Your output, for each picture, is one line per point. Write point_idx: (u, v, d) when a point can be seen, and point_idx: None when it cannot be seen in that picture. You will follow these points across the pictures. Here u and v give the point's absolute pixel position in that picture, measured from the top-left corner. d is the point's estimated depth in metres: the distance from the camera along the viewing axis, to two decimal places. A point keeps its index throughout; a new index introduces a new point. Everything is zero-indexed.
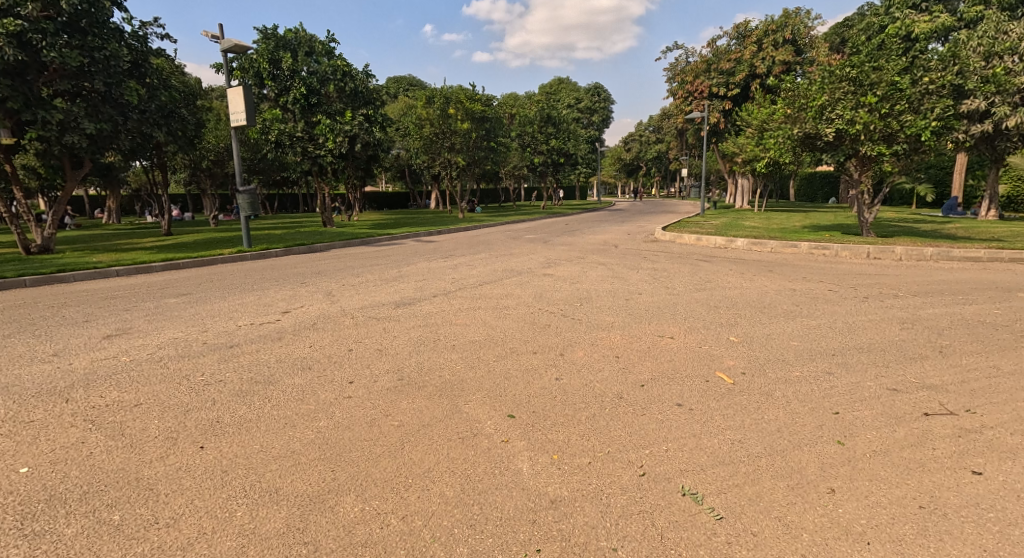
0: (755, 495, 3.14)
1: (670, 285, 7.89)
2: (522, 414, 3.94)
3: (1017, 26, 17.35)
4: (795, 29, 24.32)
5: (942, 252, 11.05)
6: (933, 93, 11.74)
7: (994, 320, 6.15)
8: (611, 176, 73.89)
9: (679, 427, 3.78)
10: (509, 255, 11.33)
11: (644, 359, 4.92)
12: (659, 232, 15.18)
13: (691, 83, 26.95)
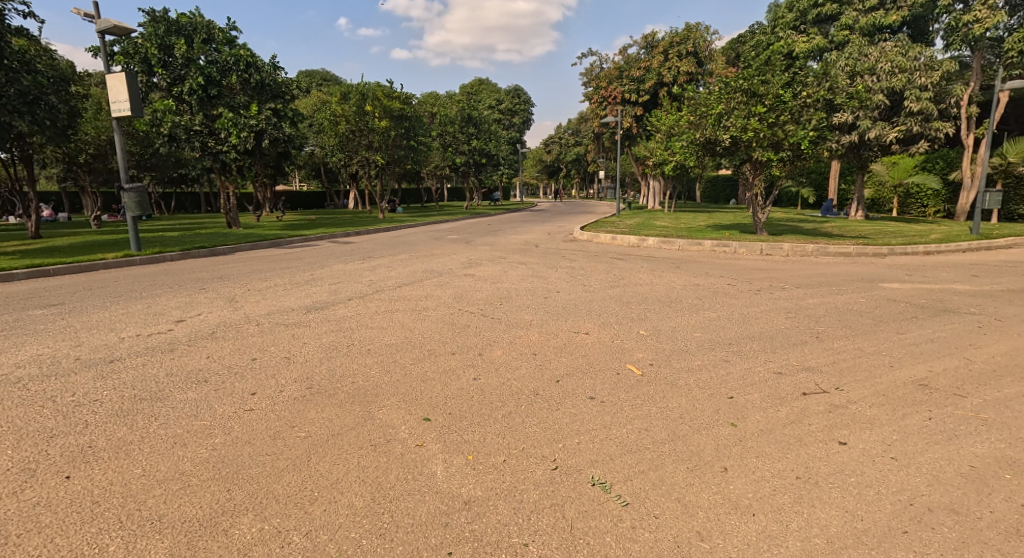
0: (658, 480, 3.33)
1: (586, 283, 8.16)
2: (437, 416, 3.95)
3: (874, 50, 19.56)
4: (695, 42, 25.36)
5: (820, 248, 12.12)
6: (810, 106, 12.85)
7: (861, 307, 6.87)
8: (532, 178, 74.75)
9: (588, 420, 3.94)
10: (430, 255, 11.24)
11: (559, 355, 5.07)
12: (577, 231, 15.61)
13: (606, 88, 27.83)
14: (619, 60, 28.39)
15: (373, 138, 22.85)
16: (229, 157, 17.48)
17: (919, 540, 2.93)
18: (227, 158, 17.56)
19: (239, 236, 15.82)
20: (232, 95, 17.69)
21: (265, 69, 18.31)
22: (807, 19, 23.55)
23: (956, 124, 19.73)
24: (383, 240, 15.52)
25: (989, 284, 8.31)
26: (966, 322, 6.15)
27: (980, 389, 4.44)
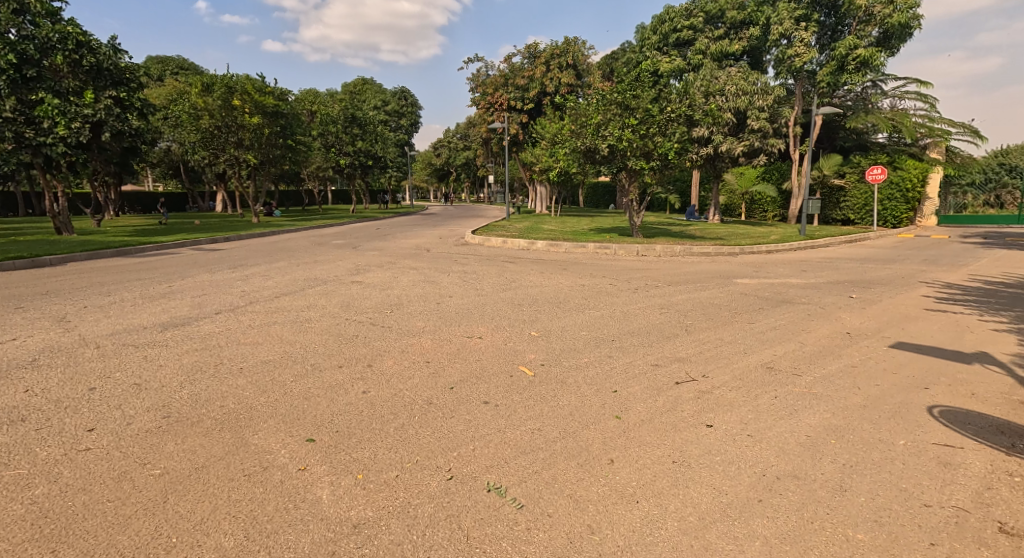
0: (551, 478, 3.39)
1: (478, 287, 8.53)
2: (322, 436, 3.79)
3: (722, 74, 22.05)
4: (574, 55, 27.10)
5: (686, 249, 13.46)
6: (674, 120, 14.22)
7: (721, 302, 7.80)
8: (422, 181, 74.53)
9: (485, 424, 3.99)
10: (313, 263, 11.04)
11: (452, 362, 5.17)
12: (468, 236, 16.02)
13: (492, 95, 28.42)
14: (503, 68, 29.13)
15: (243, 134, 21.91)
16: (54, 150, 15.69)
17: (772, 506, 3.17)
18: (54, 151, 15.79)
19: (84, 243, 14.45)
20: (58, 79, 16.18)
21: (102, 52, 16.88)
22: (668, 42, 25.82)
23: (783, 142, 22.97)
24: (260, 246, 14.88)
25: (817, 278, 9.81)
26: (799, 312, 7.23)
27: (808, 366, 5.14)
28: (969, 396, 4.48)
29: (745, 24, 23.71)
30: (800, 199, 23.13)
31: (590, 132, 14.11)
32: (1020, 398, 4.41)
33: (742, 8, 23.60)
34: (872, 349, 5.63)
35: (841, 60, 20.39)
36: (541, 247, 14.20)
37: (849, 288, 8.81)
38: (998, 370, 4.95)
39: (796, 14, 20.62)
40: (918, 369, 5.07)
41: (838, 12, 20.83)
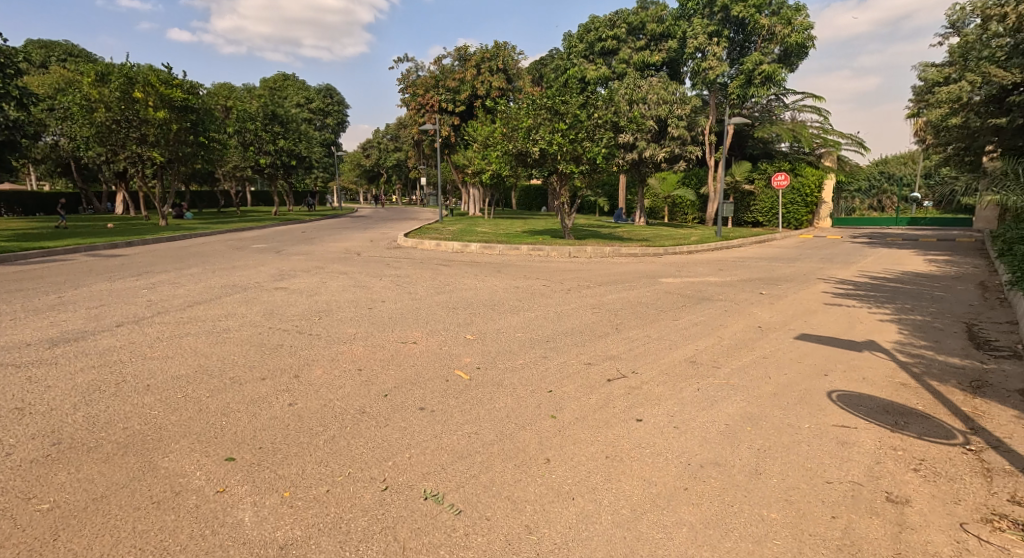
0: (490, 482, 3.29)
1: (413, 291, 8.58)
2: (243, 455, 3.51)
3: (645, 83, 22.99)
4: (505, 59, 27.41)
5: (615, 250, 13.95)
6: (601, 126, 14.70)
7: (649, 301, 8.17)
8: (351, 182, 72.86)
9: (422, 431, 3.84)
10: (234, 269, 10.60)
11: (386, 368, 5.01)
12: (402, 239, 15.91)
13: (422, 96, 28.00)
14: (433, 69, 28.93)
15: (146, 129, 20.56)
16: None
17: (695, 493, 3.22)
18: None
19: None
20: None
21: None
22: (594, 50, 26.68)
23: (700, 149, 24.15)
24: (169, 251, 14.07)
25: (732, 277, 10.45)
26: (718, 309, 7.68)
27: (726, 359, 5.41)
28: (861, 381, 4.87)
29: (663, 38, 25.01)
30: (715, 203, 24.45)
31: (521, 135, 14.26)
32: (902, 380, 4.87)
33: (661, 21, 24.87)
34: (781, 342, 6.07)
35: (749, 74, 21.77)
36: (475, 249, 14.32)
37: (760, 286, 9.46)
38: (883, 356, 5.52)
39: (709, 30, 21.90)
40: (827, 360, 5.47)
41: (746, 30, 22.20)
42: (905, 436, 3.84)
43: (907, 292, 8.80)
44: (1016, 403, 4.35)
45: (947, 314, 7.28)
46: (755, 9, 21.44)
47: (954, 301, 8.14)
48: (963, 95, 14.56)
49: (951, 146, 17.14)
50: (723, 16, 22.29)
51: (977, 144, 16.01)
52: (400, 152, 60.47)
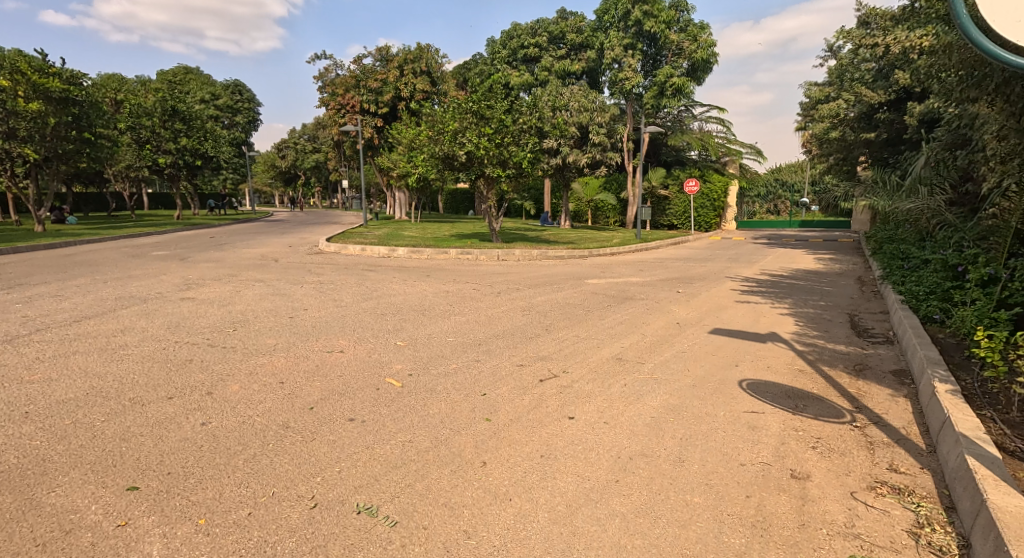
0: (424, 491, 3.33)
1: (338, 297, 8.55)
2: (148, 483, 3.35)
3: (566, 90, 23.69)
4: (428, 62, 27.35)
5: (543, 253, 14.35)
6: (525, 132, 15.12)
7: (575, 301, 8.55)
8: (265, 183, 69.93)
9: (352, 443, 3.85)
10: (139, 279, 10.04)
11: (311, 381, 4.96)
12: (323, 245, 15.61)
13: (342, 95, 27.54)
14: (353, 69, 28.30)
15: (16, 123, 18.86)
16: None
17: (625, 484, 3.41)
18: None
19: None
20: None
21: None
22: (517, 57, 27.25)
23: (619, 156, 25.25)
24: (53, 261, 12.96)
25: (652, 276, 11.05)
26: (638, 307, 8.14)
27: (649, 355, 5.79)
28: (766, 369, 5.36)
29: (582, 47, 25.95)
30: (635, 207, 25.51)
31: (447, 139, 14.28)
32: (799, 366, 5.42)
33: (580, 31, 25.79)
34: (696, 336, 6.57)
35: (661, 86, 23.04)
36: (403, 254, 14.28)
37: (674, 284, 10.09)
38: (782, 345, 6.12)
39: (624, 43, 22.87)
40: (736, 351, 5.98)
41: (658, 44, 23.28)
42: (804, 418, 4.25)
43: (802, 287, 9.70)
44: (890, 383, 4.95)
45: (833, 306, 8.11)
46: (665, 25, 22.71)
47: (839, 294, 9.07)
48: (841, 112, 16.49)
49: (832, 155, 18.87)
50: (637, 30, 23.05)
51: (851, 154, 18.00)
52: (319, 153, 58.77)
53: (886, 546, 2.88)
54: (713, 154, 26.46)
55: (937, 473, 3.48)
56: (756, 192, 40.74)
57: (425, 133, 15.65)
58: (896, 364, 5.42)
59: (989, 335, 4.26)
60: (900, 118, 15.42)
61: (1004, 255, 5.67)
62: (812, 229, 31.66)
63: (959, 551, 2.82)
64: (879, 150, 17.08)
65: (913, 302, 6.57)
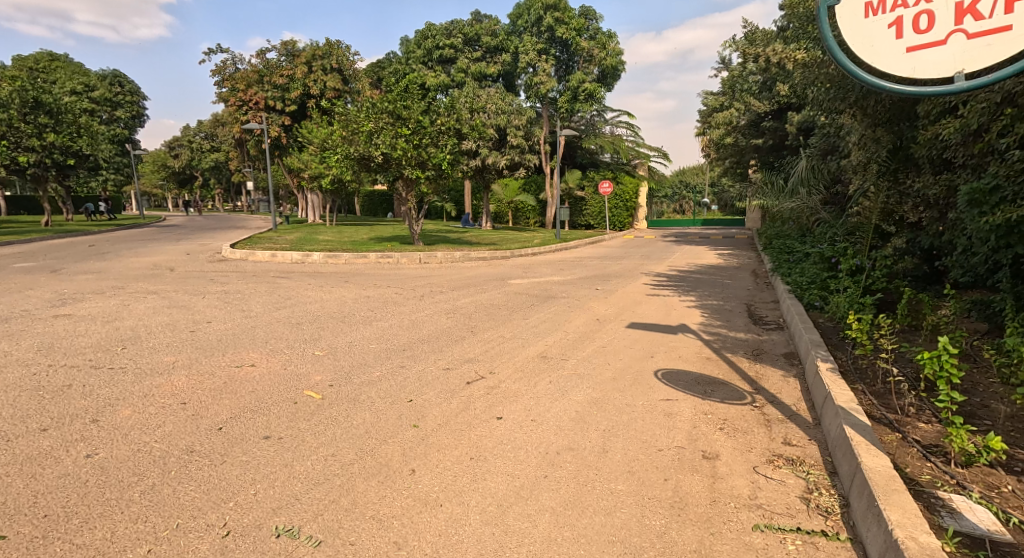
0: (350, 505, 3.11)
1: (246, 307, 8.18)
2: (18, 530, 2.85)
3: (483, 94, 24.13)
4: (338, 59, 26.81)
5: (465, 255, 14.45)
6: (444, 133, 15.08)
7: (498, 303, 8.68)
8: (154, 184, 64.86)
9: (268, 463, 3.53)
10: (9, 295, 9.01)
11: (218, 399, 4.51)
12: (227, 250, 14.83)
13: (243, 91, 25.75)
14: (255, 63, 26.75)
15: None
16: None
17: (556, 479, 3.39)
18: None
19: None
20: None
21: None
22: (432, 58, 26.83)
23: (537, 158, 25.71)
24: None
25: (571, 276, 11.40)
26: (560, 306, 8.39)
27: (572, 351, 6.03)
28: (678, 359, 5.72)
29: (498, 51, 26.34)
30: (553, 208, 26.24)
31: (362, 139, 14.04)
32: (707, 355, 5.83)
33: (494, 35, 26.16)
34: (615, 331, 6.88)
35: (574, 91, 23.76)
36: (318, 259, 13.86)
37: (593, 282, 10.49)
38: (691, 336, 6.57)
39: (538, 48, 23.44)
40: (653, 344, 6.32)
41: (570, 50, 24.03)
42: (712, 403, 4.59)
43: (706, 281, 10.39)
44: (782, 364, 5.49)
45: (733, 298, 8.77)
46: (576, 32, 23.50)
47: (738, 286, 9.82)
48: (733, 120, 17.98)
49: (727, 159, 20.05)
50: (550, 36, 23.86)
51: (743, 159, 19.33)
52: (219, 153, 55.46)
53: (783, 512, 3.10)
54: (625, 157, 27.64)
55: (824, 446, 3.84)
56: (663, 193, 42.96)
57: (338, 132, 15.24)
58: (787, 348, 5.97)
59: (861, 319, 4.81)
60: (783, 127, 17.02)
61: (866, 247, 6.46)
62: (713, 227, 33.92)
63: (841, 510, 3.10)
64: (766, 155, 18.63)
65: (799, 291, 7.25)
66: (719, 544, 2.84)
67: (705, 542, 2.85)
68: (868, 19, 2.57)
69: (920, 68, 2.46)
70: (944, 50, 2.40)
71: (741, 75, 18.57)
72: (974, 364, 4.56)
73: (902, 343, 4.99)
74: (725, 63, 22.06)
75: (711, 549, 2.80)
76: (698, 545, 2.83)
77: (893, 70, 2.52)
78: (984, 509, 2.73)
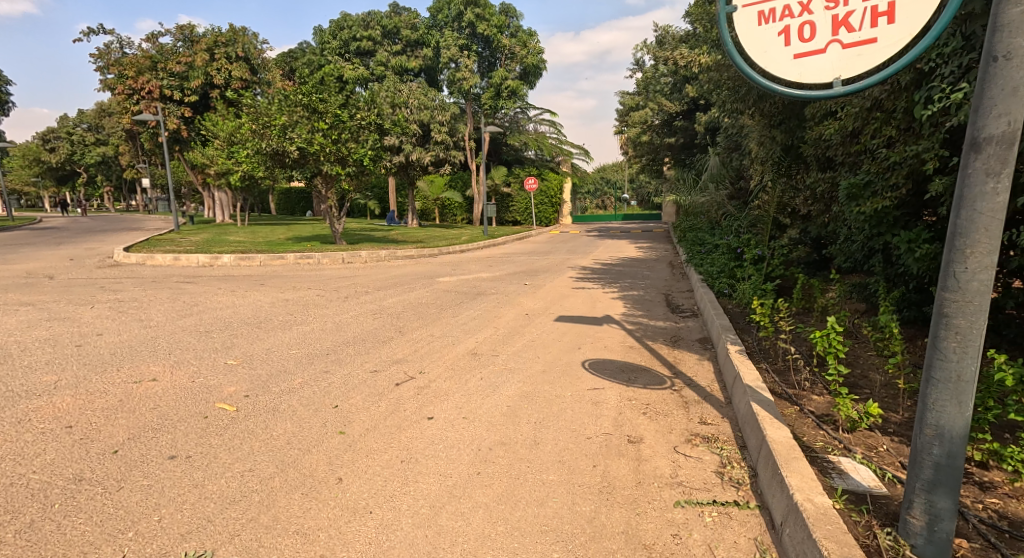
0: (272, 521, 2.97)
1: (145, 316, 6.99)
2: None
3: (404, 88, 23.75)
4: (245, 47, 24.38)
5: (390, 254, 14.27)
6: (364, 127, 14.61)
7: (425, 302, 8.60)
8: (28, 179, 58.39)
9: (174, 485, 3.23)
10: None
11: (112, 420, 3.97)
12: (118, 254, 12.99)
13: (134, 79, 22.49)
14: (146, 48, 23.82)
15: None
16: None
17: (488, 476, 3.43)
18: None
19: None
20: None
21: None
22: (349, 49, 26.28)
23: (462, 154, 25.63)
24: None
25: (499, 272, 11.49)
26: (490, 302, 8.49)
27: (502, 347, 6.10)
28: (604, 349, 5.95)
29: (419, 45, 25.84)
30: (480, 205, 26.25)
31: (275, 133, 13.33)
32: (630, 344, 6.10)
33: (414, 28, 25.79)
34: (543, 325, 7.02)
35: (496, 88, 23.96)
36: (229, 261, 12.71)
37: (522, 278, 10.64)
38: (615, 326, 6.85)
39: (459, 43, 23.41)
40: (579, 336, 6.53)
41: (492, 46, 24.21)
42: (635, 389, 4.83)
43: (626, 273, 10.79)
44: (696, 348, 5.85)
45: (652, 288, 9.19)
46: (497, 29, 23.65)
47: (656, 277, 10.29)
48: (648, 118, 18.68)
49: (644, 157, 20.79)
50: (471, 31, 23.94)
51: (658, 156, 20.10)
52: (105, 146, 50.27)
53: (701, 487, 3.33)
54: (548, 154, 28.10)
55: (734, 422, 4.15)
56: (585, 189, 44.11)
57: (248, 125, 14.47)
58: (702, 333, 6.36)
59: (763, 304, 5.21)
60: (693, 126, 17.96)
61: (766, 237, 7.01)
62: (633, 221, 35.25)
63: (750, 480, 3.37)
64: (678, 153, 19.58)
65: (710, 280, 7.71)
66: (645, 523, 3.02)
67: (632, 522, 3.02)
68: (761, 26, 2.67)
69: (805, 73, 2.60)
70: (825, 57, 2.55)
71: (654, 76, 19.78)
72: (857, 340, 5.10)
73: (799, 324, 5.46)
74: (639, 64, 23.00)
75: (637, 529, 2.97)
76: (625, 526, 2.99)
77: (783, 74, 2.65)
78: (866, 468, 3.07)
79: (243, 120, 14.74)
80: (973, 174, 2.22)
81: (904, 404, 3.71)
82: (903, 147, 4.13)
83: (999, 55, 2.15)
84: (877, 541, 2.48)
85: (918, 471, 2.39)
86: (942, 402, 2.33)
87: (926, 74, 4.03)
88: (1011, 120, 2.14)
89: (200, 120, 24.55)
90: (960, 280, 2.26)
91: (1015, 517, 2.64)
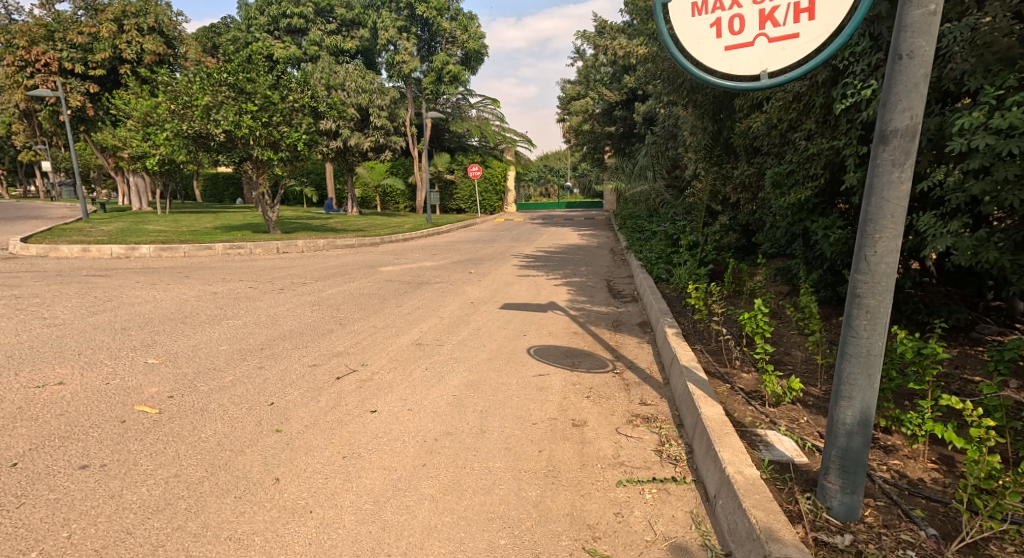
0: (201, 527, 2.90)
1: (48, 314, 6.55)
2: None
3: (340, 69, 22.98)
4: (158, 18, 22.77)
5: (329, 243, 13.94)
6: (298, 111, 14.09)
7: (365, 292, 8.46)
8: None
9: (87, 497, 3.09)
10: None
11: (9, 430, 3.72)
12: (15, 245, 12.01)
13: (26, 49, 20.49)
14: (42, 16, 21.79)
15: None
16: None
17: (433, 466, 3.46)
18: None
19: None
20: None
21: None
22: (279, 26, 25.06)
23: (403, 140, 25.34)
24: None
25: (443, 260, 11.43)
26: (434, 291, 8.46)
27: (446, 337, 6.10)
28: (548, 335, 6.05)
29: (355, 25, 25.38)
30: (422, 191, 26.09)
31: (197, 115, 12.52)
32: (573, 329, 6.23)
33: (349, 7, 25.00)
34: (489, 313, 7.06)
35: (438, 72, 23.67)
36: (147, 252, 12.06)
37: (466, 266, 10.63)
38: (559, 312, 6.98)
39: (398, 25, 22.89)
40: (521, 323, 6.59)
41: (431, 29, 23.81)
42: (578, 373, 4.95)
43: (568, 261, 10.97)
44: (636, 333, 6.04)
45: (595, 275, 9.38)
46: (437, 12, 23.27)
47: (598, 264, 10.51)
48: (589, 108, 18.97)
49: (585, 145, 21.08)
50: (410, 13, 23.43)
51: (600, 145, 20.44)
52: None
53: (641, 466, 3.47)
54: (491, 142, 28.06)
55: (672, 402, 4.34)
56: (530, 177, 44.45)
57: (165, 105, 13.56)
58: (641, 317, 6.59)
59: (698, 288, 5.44)
60: (632, 116, 18.36)
61: (700, 224, 7.30)
62: (576, 210, 35.76)
63: (687, 456, 3.53)
64: (619, 142, 19.91)
65: (649, 266, 7.96)
66: (588, 504, 3.12)
67: (576, 505, 3.12)
68: (694, 18, 2.77)
69: (735, 65, 2.71)
70: (753, 50, 2.66)
71: (593, 65, 20.12)
72: (782, 321, 5.38)
73: (730, 307, 5.75)
74: (579, 54, 23.24)
75: (582, 510, 3.07)
76: (570, 508, 3.08)
77: (714, 66, 2.76)
78: (790, 439, 3.28)
79: (161, 99, 13.79)
80: (881, 165, 2.39)
81: (821, 378, 3.98)
82: (820, 139, 4.38)
83: (904, 53, 2.32)
84: (799, 506, 2.67)
85: (834, 441, 2.57)
86: (854, 376, 2.52)
87: (841, 71, 4.30)
88: (913, 114, 2.32)
89: (108, 98, 22.78)
90: (870, 262, 2.45)
91: (913, 476, 2.89)
